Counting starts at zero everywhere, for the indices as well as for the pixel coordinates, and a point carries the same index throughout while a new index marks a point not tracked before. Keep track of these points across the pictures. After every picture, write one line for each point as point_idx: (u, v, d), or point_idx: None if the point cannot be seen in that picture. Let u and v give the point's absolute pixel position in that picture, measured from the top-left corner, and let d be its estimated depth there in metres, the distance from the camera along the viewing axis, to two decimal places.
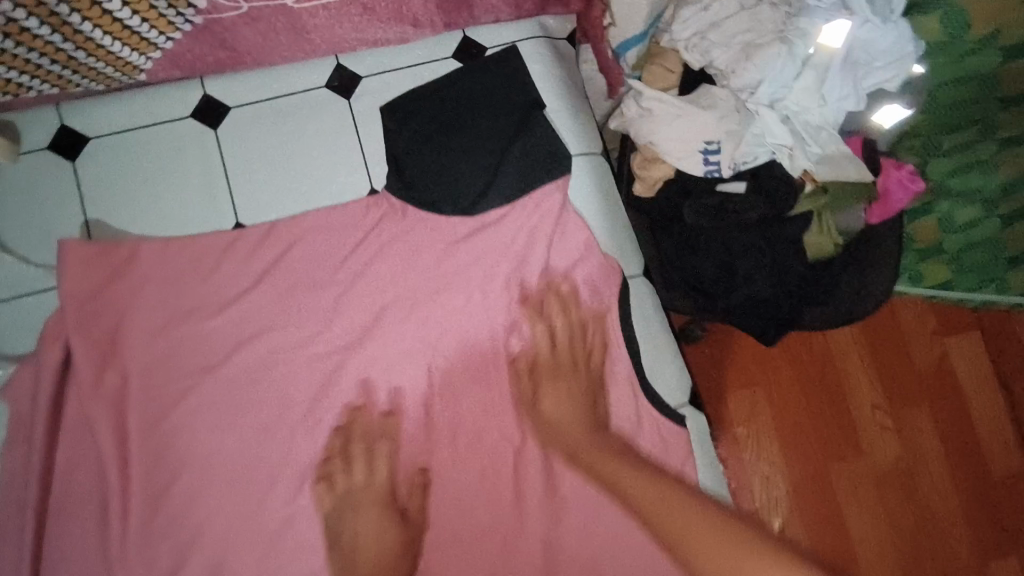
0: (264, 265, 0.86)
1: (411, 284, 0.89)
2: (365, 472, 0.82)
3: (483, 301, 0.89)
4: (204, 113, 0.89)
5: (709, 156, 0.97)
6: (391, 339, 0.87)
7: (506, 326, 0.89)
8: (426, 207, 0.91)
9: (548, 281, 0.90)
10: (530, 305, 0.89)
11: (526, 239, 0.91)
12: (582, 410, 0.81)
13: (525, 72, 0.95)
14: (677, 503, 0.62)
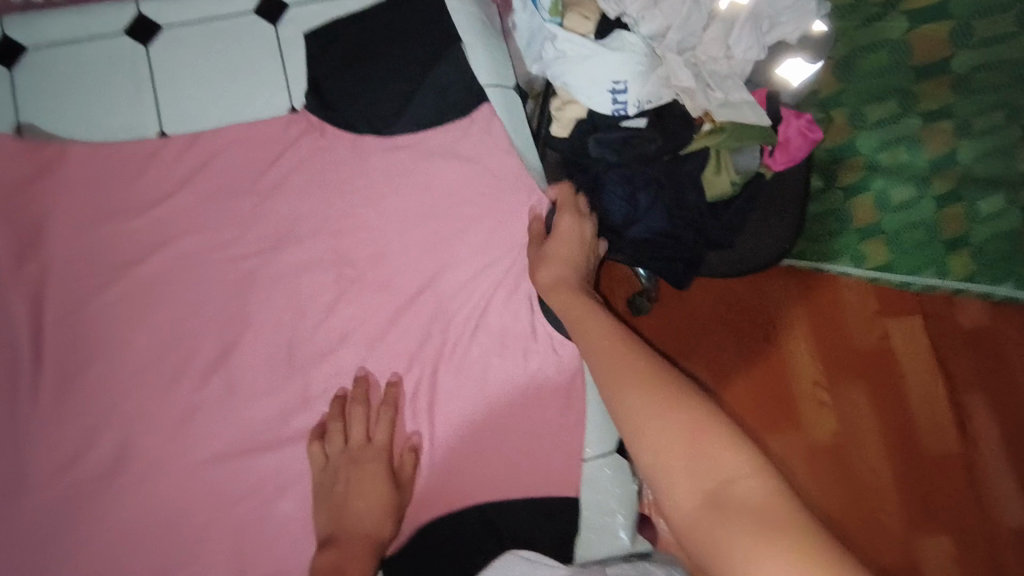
0: (188, 171, 0.94)
1: (323, 198, 0.96)
2: (363, 430, 0.89)
3: (390, 218, 0.97)
4: (135, 31, 0.96)
5: (618, 96, 1.00)
6: (302, 247, 0.95)
7: (410, 244, 0.96)
8: (344, 126, 0.97)
9: (450, 202, 0.97)
10: (429, 224, 0.97)
11: (433, 163, 0.98)
12: (572, 271, 0.83)
13: (443, 7, 1.01)
14: (637, 368, 0.60)
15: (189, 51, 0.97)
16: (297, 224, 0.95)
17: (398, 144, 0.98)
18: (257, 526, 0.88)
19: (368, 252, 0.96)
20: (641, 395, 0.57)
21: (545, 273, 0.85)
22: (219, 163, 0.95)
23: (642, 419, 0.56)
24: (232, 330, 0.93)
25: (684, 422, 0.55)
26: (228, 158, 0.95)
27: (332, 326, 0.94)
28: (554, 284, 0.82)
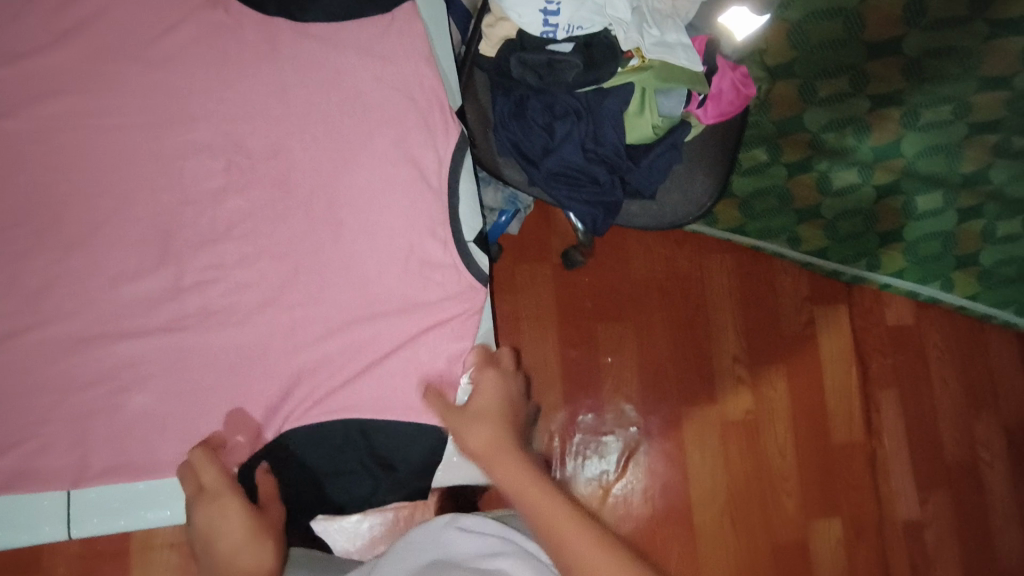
0: (70, 25, 0.87)
1: (212, 75, 0.89)
2: (197, 480, 0.79)
3: (288, 111, 0.90)
4: None
5: (549, 17, 0.93)
6: (189, 129, 0.89)
7: (306, 142, 0.90)
8: (249, 4, 0.90)
9: (355, 104, 0.92)
10: (328, 123, 0.91)
11: (342, 60, 0.92)
12: (502, 426, 0.78)
13: None
14: (557, 512, 0.66)
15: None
16: (182, 100, 0.89)
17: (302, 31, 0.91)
18: (100, 416, 0.84)
19: (258, 142, 0.90)
20: (554, 512, 0.66)
21: (482, 389, 0.83)
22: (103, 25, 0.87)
23: (566, 540, 0.63)
24: (96, 204, 0.86)
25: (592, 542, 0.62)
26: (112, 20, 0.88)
27: (209, 216, 0.89)
28: (488, 408, 0.80)
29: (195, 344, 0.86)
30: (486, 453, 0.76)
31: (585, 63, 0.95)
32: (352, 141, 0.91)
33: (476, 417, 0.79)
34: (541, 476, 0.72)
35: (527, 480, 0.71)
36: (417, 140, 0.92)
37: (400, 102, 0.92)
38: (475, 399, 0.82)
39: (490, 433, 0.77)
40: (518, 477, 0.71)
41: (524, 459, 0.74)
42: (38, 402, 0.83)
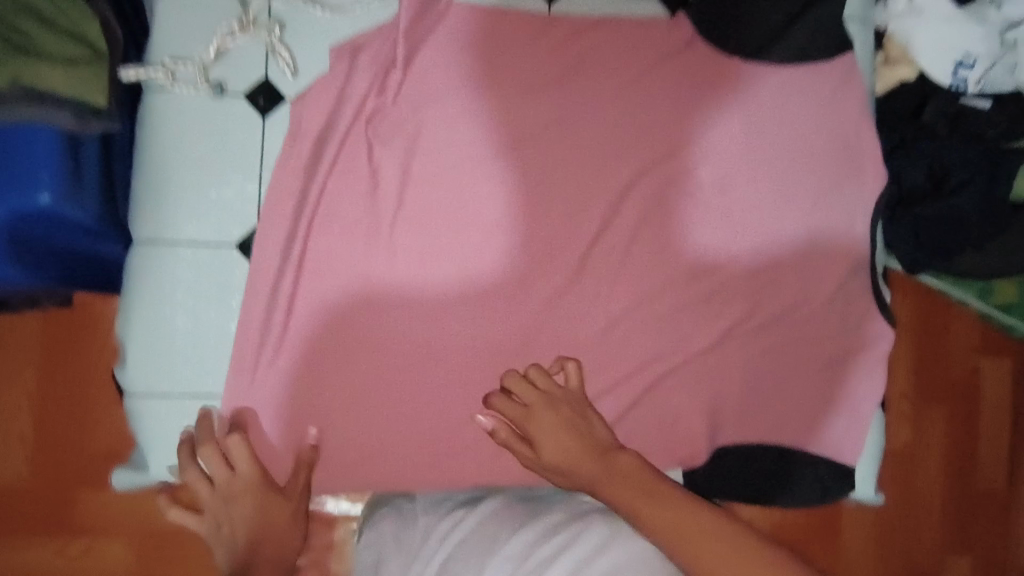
0: (558, 36, 0.88)
1: (677, 102, 0.90)
2: (224, 469, 0.75)
3: (724, 149, 0.91)
4: None
5: (963, 70, 1.02)
6: (629, 155, 0.89)
7: (736, 180, 0.91)
8: (717, 44, 0.91)
9: (792, 152, 0.92)
10: (762, 165, 0.92)
11: (786, 106, 0.92)
12: (593, 468, 0.72)
13: None
14: (726, 557, 0.57)
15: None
16: (644, 116, 0.90)
17: (765, 66, 0.92)
18: None
19: (705, 167, 0.91)
20: (725, 566, 0.56)
21: (543, 446, 0.75)
22: (599, 34, 0.89)
23: (705, 562, 0.57)
24: (546, 190, 0.86)
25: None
26: (607, 29, 0.89)
27: (647, 231, 0.89)
28: (559, 458, 0.74)
29: (604, 365, 0.87)
30: (618, 500, 0.67)
31: (1003, 119, 1.03)
32: (793, 177, 0.92)
33: (574, 466, 0.73)
34: (660, 497, 0.65)
35: (661, 516, 0.63)
36: (837, 197, 0.93)
37: (835, 142, 0.93)
38: (536, 436, 0.76)
39: (575, 450, 0.74)
40: (654, 517, 0.63)
41: (624, 471, 0.70)
42: (465, 365, 0.83)
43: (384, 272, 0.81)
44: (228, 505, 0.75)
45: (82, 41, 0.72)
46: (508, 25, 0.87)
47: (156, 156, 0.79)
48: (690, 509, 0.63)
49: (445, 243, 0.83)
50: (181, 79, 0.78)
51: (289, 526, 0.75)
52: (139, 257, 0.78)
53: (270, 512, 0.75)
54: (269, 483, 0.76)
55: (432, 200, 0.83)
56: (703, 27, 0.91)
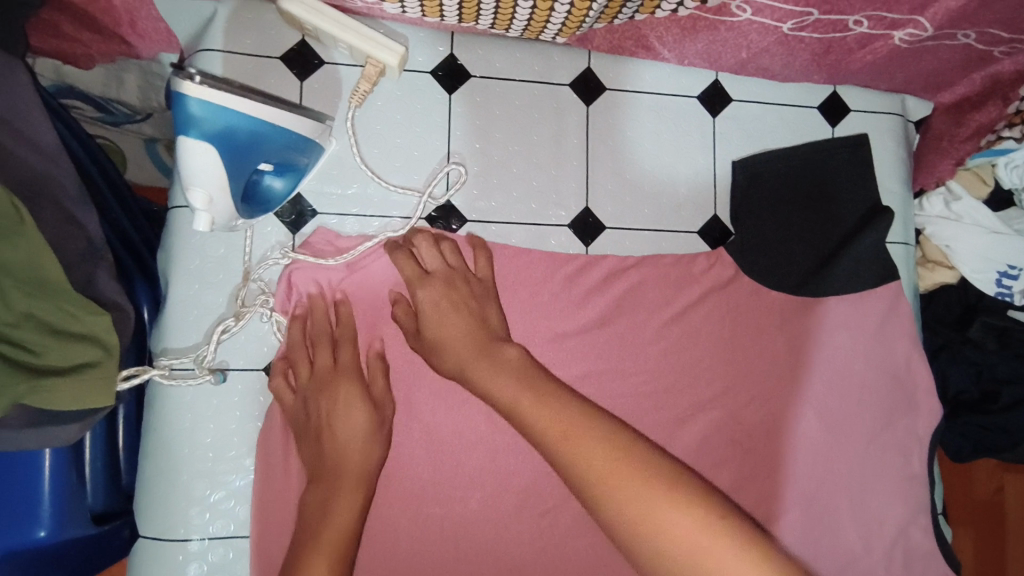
0: (593, 283, 0.83)
1: (719, 341, 0.85)
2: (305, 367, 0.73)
3: (769, 392, 0.86)
4: (583, 88, 0.85)
5: (1007, 279, 0.98)
6: (671, 400, 0.84)
7: (785, 424, 0.86)
8: (759, 277, 0.86)
9: (842, 390, 0.87)
10: (810, 407, 0.87)
11: (835, 341, 0.87)
12: (475, 337, 0.71)
13: (871, 172, 0.90)
14: (599, 455, 0.60)
15: (648, 134, 0.87)
16: (685, 355, 0.85)
17: (810, 301, 0.87)
18: None
19: (751, 409, 0.86)
20: (601, 464, 0.59)
21: (428, 321, 0.72)
22: (639, 272, 0.83)
23: (575, 456, 0.60)
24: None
25: (659, 500, 0.56)
26: (645, 268, 0.84)
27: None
28: (489, 381, 0.67)
29: None
30: (520, 403, 0.65)
31: None
32: (843, 421, 0.87)
33: (465, 367, 0.70)
34: (568, 408, 0.64)
35: (549, 414, 0.64)
36: (893, 435, 0.87)
37: (885, 379, 0.87)
38: (426, 325, 0.73)
39: (473, 352, 0.70)
40: (546, 418, 0.63)
41: (507, 369, 0.68)
42: None
43: (416, 550, 0.76)
44: (318, 373, 0.72)
45: (89, 338, 0.64)
46: (541, 270, 0.81)
47: (161, 442, 0.72)
48: (581, 413, 0.64)
49: (478, 514, 0.77)
50: (181, 371, 0.73)
51: (366, 412, 0.71)
52: (142, 550, 0.72)
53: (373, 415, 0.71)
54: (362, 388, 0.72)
55: (462, 467, 0.77)
56: (743, 260, 0.86)
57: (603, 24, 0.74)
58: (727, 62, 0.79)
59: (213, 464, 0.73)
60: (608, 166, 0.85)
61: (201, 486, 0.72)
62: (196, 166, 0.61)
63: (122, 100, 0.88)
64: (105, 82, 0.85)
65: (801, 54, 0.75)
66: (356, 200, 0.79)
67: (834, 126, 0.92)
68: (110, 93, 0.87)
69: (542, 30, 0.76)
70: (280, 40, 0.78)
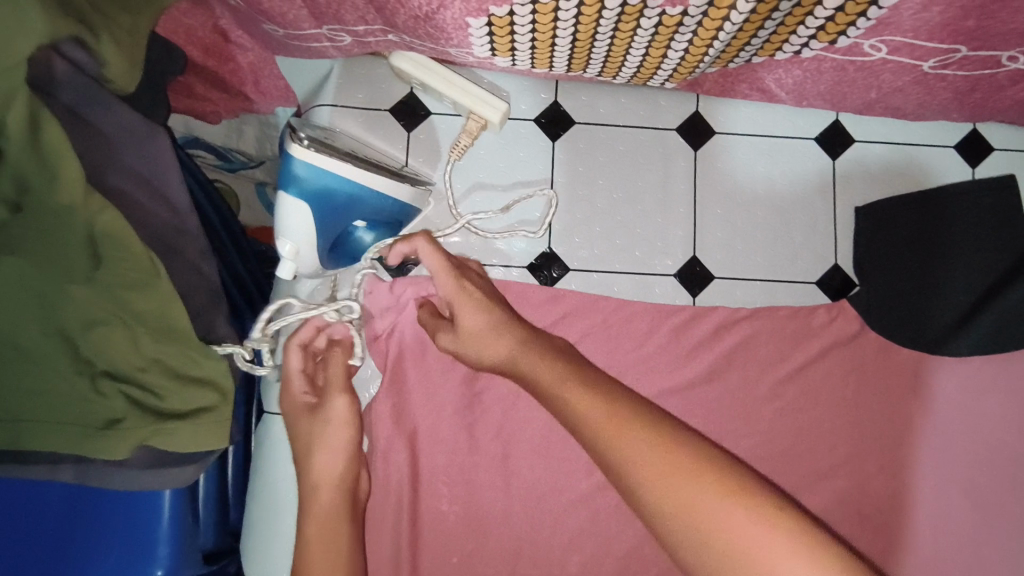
0: (699, 335, 0.78)
1: (843, 402, 0.77)
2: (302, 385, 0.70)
3: (902, 461, 0.77)
4: (690, 132, 0.82)
5: None
6: (787, 465, 0.76)
7: (921, 498, 0.77)
8: (887, 332, 0.78)
9: (989, 463, 0.77)
10: (952, 481, 0.77)
11: (980, 406, 0.77)
12: (514, 326, 0.62)
13: (1019, 218, 0.80)
14: (656, 448, 0.50)
15: (761, 178, 0.82)
16: (804, 417, 0.77)
17: (949, 362, 0.78)
18: None
19: (880, 480, 0.77)
20: (648, 455, 0.50)
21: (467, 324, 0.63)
22: (751, 324, 0.78)
23: (620, 451, 0.50)
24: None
25: (715, 498, 0.47)
26: (758, 320, 0.78)
27: None
28: (541, 373, 0.58)
29: None
30: (575, 405, 0.54)
31: None
32: (991, 499, 0.76)
33: (518, 363, 0.60)
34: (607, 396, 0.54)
35: (593, 408, 0.53)
36: None
37: None
38: (464, 322, 0.63)
39: (524, 354, 0.60)
40: (597, 410, 0.53)
41: (552, 360, 0.58)
42: None
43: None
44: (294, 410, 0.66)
45: (207, 384, 0.66)
46: (643, 321, 0.78)
47: (267, 485, 0.74)
48: (631, 403, 0.54)
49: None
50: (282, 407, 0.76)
51: (338, 450, 0.65)
52: None
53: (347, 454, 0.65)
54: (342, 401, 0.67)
55: (557, 529, 0.74)
56: (869, 314, 0.78)
57: (717, 68, 0.70)
58: (853, 103, 0.73)
59: None
60: (718, 212, 0.81)
61: None
62: (295, 222, 0.63)
63: (242, 149, 0.91)
64: (228, 133, 0.90)
65: (942, 93, 0.69)
66: (457, 248, 0.79)
67: (974, 167, 0.84)
68: (232, 142, 0.91)
69: (651, 76, 0.74)
70: (389, 94, 0.81)
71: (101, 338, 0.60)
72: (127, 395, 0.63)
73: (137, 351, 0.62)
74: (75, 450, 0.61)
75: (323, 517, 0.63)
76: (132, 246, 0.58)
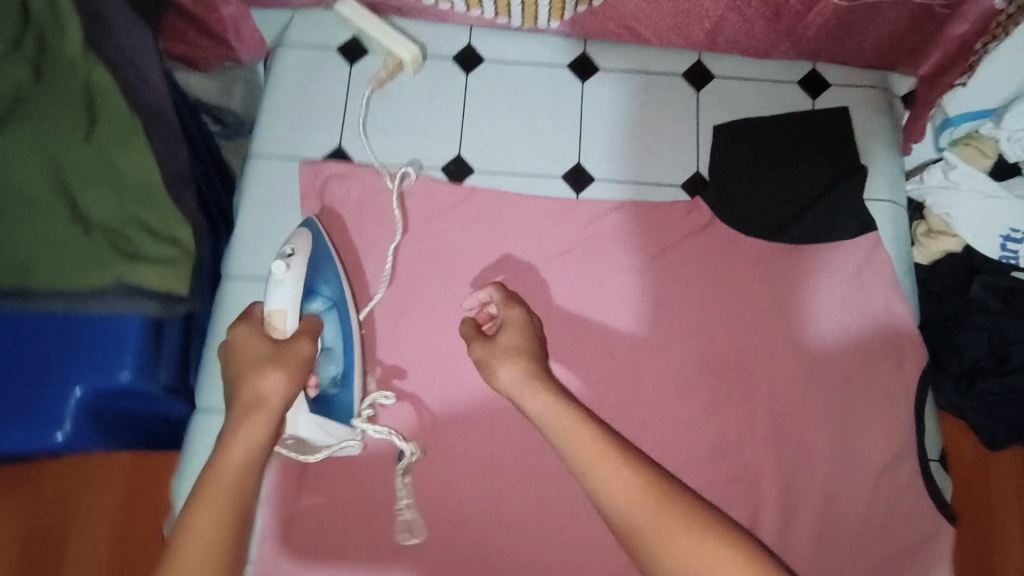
0: (578, 224, 0.95)
1: (695, 279, 0.94)
2: (243, 342, 0.74)
3: (745, 327, 0.93)
4: (578, 67, 1.01)
5: (1009, 242, 0.99)
6: (648, 327, 0.93)
7: (762, 357, 0.91)
8: (733, 226, 0.95)
9: (819, 330, 0.92)
10: (787, 343, 0.92)
11: (809, 282, 0.94)
12: (533, 361, 0.77)
13: (846, 138, 0.99)
14: (624, 483, 0.66)
15: (636, 105, 1.00)
16: (663, 291, 0.94)
17: (784, 248, 0.95)
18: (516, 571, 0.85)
19: (726, 343, 0.92)
20: (653, 508, 0.64)
21: (495, 351, 0.78)
22: (620, 216, 0.95)
23: (632, 506, 0.65)
24: (565, 365, 0.91)
25: (697, 544, 0.61)
26: (627, 213, 0.95)
27: (669, 402, 0.90)
28: (559, 415, 0.72)
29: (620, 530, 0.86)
30: (550, 420, 0.73)
31: None
32: (819, 358, 0.91)
33: (529, 398, 0.75)
34: (620, 457, 0.68)
35: (609, 467, 0.68)
36: (870, 374, 0.91)
37: (866, 322, 0.92)
38: (499, 339, 0.80)
39: (519, 375, 0.76)
40: (605, 471, 0.67)
41: (576, 413, 0.72)
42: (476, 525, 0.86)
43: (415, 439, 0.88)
44: (247, 344, 0.73)
45: (172, 241, 0.86)
46: (533, 213, 0.95)
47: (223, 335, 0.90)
48: (634, 466, 0.68)
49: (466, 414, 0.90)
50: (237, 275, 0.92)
51: (285, 376, 0.71)
52: (201, 424, 0.88)
53: (291, 385, 0.71)
54: (272, 338, 0.75)
55: (454, 371, 0.90)
56: (720, 210, 0.96)
57: (584, 5, 0.91)
58: (698, 34, 0.93)
59: None
60: (600, 131, 0.99)
61: None
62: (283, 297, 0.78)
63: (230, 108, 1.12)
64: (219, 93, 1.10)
65: (757, 21, 0.88)
66: (385, 154, 0.97)
67: (815, 99, 1.01)
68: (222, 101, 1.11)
69: (537, 13, 0.94)
70: (336, 37, 1.01)
71: (89, 193, 0.81)
72: (111, 242, 0.82)
73: (117, 206, 0.83)
74: (70, 284, 0.80)
75: (241, 458, 0.66)
76: (116, 106, 0.79)
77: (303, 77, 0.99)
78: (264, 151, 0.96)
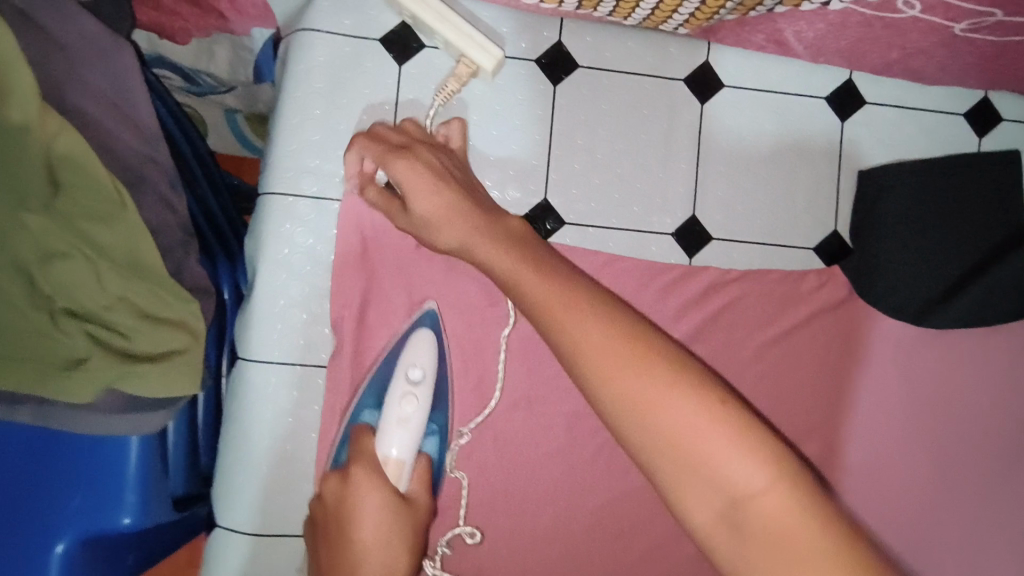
0: (690, 294, 0.77)
1: (822, 365, 0.78)
2: (351, 498, 0.62)
3: (872, 422, 0.79)
4: (699, 82, 0.78)
5: None
6: (766, 422, 0.77)
7: (891, 459, 0.79)
8: (870, 302, 0.78)
9: (959, 430, 0.79)
10: (922, 445, 0.79)
11: (954, 375, 0.79)
12: (457, 196, 0.59)
13: (1016, 193, 0.80)
14: (641, 382, 0.46)
15: (766, 137, 0.79)
16: (784, 379, 0.78)
17: (931, 332, 0.79)
18: None
19: (848, 442, 0.78)
20: (678, 407, 0.44)
21: (412, 196, 0.60)
22: (740, 287, 0.77)
23: (662, 418, 0.44)
24: None
25: (729, 440, 0.43)
26: (748, 282, 0.77)
27: None
28: (508, 268, 0.55)
29: None
30: (514, 280, 0.54)
31: None
32: (953, 461, 0.79)
33: (467, 242, 0.58)
34: (631, 338, 0.48)
35: (590, 328, 0.49)
36: (1008, 482, 0.79)
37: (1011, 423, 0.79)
38: (413, 203, 0.60)
39: (430, 199, 0.59)
40: (580, 327, 0.49)
41: (550, 269, 0.54)
42: None
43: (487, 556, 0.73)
44: (370, 516, 0.61)
45: (176, 323, 0.63)
46: (636, 279, 0.76)
47: (242, 432, 0.71)
48: (640, 332, 0.49)
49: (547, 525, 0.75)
50: (256, 354, 0.71)
51: (409, 557, 0.61)
52: (221, 543, 0.71)
53: (414, 563, 0.62)
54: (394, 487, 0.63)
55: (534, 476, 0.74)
56: (859, 282, 0.78)
57: (738, 14, 0.69)
58: (871, 61, 0.75)
59: (283, 464, 0.71)
60: (719, 170, 0.78)
61: (278, 484, 0.71)
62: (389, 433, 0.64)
63: (212, 72, 0.85)
64: (197, 56, 0.83)
65: (964, 55, 0.72)
66: None
67: (983, 137, 0.82)
68: (200, 64, 0.84)
69: (668, 17, 0.71)
70: (381, 21, 0.74)
71: (59, 271, 0.56)
72: (92, 335, 0.58)
73: (100, 287, 0.58)
74: (29, 388, 0.56)
75: None
76: (97, 170, 0.55)
77: (336, 78, 0.73)
78: (284, 184, 0.72)
